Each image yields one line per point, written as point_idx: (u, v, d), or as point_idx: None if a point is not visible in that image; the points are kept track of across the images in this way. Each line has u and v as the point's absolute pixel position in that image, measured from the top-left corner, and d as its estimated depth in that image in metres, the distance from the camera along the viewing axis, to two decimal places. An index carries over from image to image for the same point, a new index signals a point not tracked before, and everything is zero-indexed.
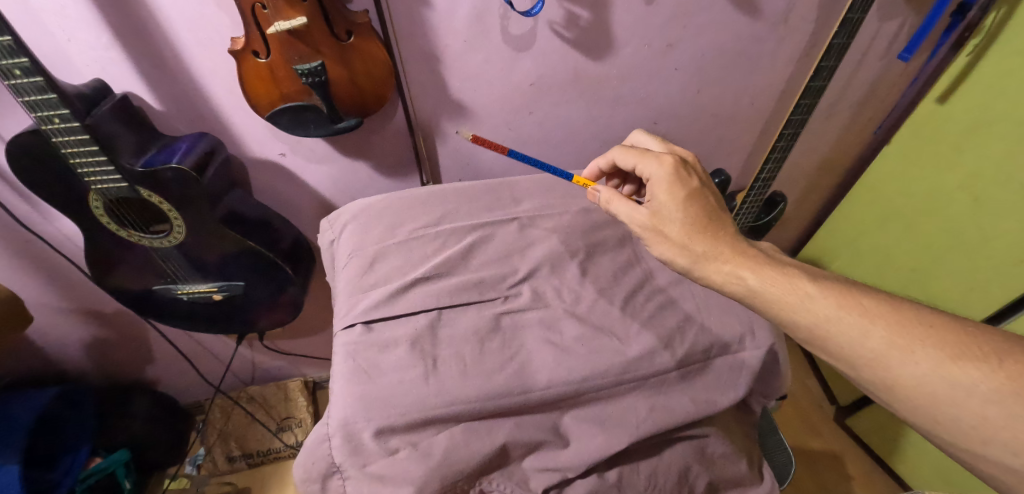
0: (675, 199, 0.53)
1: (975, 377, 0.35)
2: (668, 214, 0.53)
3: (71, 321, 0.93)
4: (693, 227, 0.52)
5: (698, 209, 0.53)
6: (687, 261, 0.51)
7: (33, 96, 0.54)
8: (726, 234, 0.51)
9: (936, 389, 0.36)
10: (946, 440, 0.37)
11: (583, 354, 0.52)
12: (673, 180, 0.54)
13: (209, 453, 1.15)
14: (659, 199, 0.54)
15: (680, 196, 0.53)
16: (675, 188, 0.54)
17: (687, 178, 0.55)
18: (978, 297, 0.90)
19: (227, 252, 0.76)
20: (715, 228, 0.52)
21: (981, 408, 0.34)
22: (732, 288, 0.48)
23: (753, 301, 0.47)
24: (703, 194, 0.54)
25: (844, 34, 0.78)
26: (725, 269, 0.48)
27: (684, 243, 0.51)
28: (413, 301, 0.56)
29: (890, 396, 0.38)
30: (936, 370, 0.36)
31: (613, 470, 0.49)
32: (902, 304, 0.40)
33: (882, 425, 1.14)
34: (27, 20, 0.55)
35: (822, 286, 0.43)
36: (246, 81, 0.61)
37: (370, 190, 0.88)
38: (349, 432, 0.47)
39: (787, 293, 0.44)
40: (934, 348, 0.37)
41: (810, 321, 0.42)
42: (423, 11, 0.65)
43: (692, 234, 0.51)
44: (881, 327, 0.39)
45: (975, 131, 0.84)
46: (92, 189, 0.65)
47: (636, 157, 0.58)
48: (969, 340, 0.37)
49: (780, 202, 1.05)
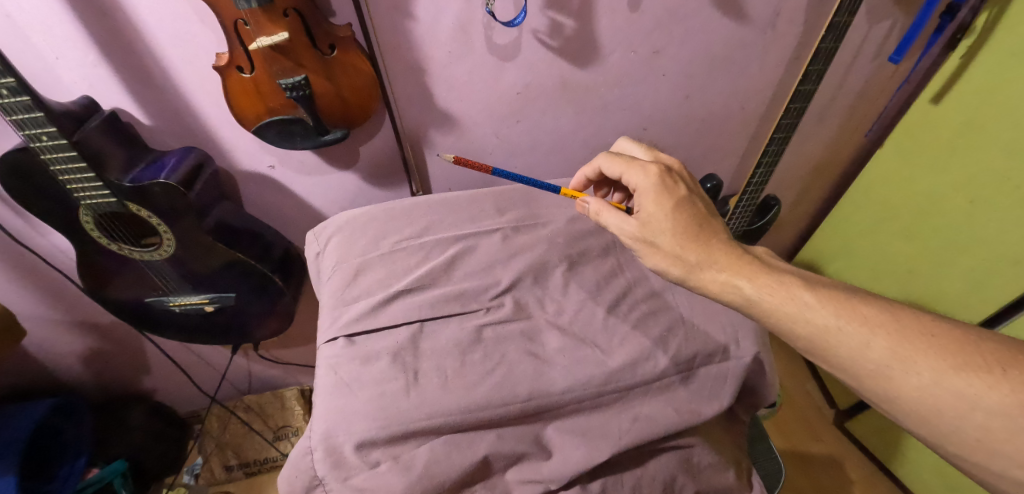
0: (664, 209, 0.53)
1: (979, 389, 0.34)
2: (658, 225, 0.52)
3: (68, 333, 0.94)
4: (683, 236, 0.51)
5: (688, 217, 0.52)
6: (680, 271, 0.50)
7: (21, 115, 0.55)
8: (718, 241, 0.51)
9: (939, 401, 0.35)
10: (951, 451, 0.36)
11: (565, 365, 0.52)
12: (660, 191, 0.54)
13: (207, 462, 1.17)
14: (648, 210, 0.53)
15: (667, 206, 0.53)
16: (662, 198, 0.53)
17: (674, 187, 0.54)
18: (974, 300, 0.88)
19: (218, 264, 0.77)
20: (706, 236, 0.51)
21: (984, 419, 0.34)
22: (728, 297, 0.47)
23: (751, 310, 0.46)
24: (691, 202, 0.53)
25: (832, 38, 0.78)
26: (721, 278, 0.48)
27: (677, 253, 0.51)
28: (396, 313, 0.57)
29: (892, 406, 0.38)
30: (939, 381, 0.36)
31: (596, 482, 0.49)
32: (903, 312, 0.40)
33: (882, 428, 1.13)
34: (15, 40, 0.56)
35: (819, 296, 0.43)
36: (231, 95, 0.61)
37: (360, 201, 0.88)
38: (331, 445, 0.47)
39: (785, 303, 0.44)
40: (936, 358, 0.36)
41: (809, 332, 0.42)
42: (406, 23, 0.66)
43: (684, 243, 0.51)
44: (882, 337, 0.39)
45: (967, 132, 0.83)
46: (82, 204, 0.65)
47: (622, 166, 0.58)
48: (972, 349, 0.36)
49: (774, 205, 1.04)
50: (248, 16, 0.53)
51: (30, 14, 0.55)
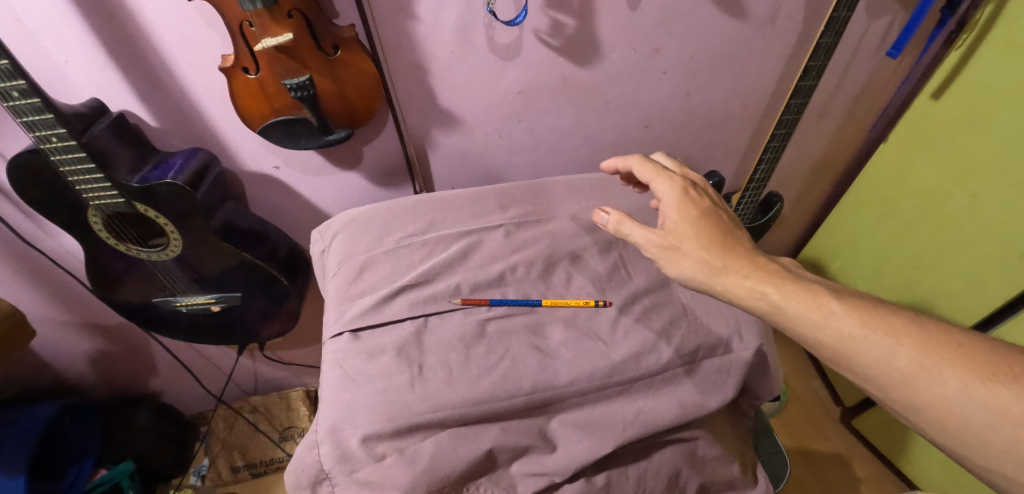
0: (688, 217, 0.53)
1: (1006, 400, 0.34)
2: (684, 233, 0.52)
3: (76, 334, 0.95)
4: (709, 243, 0.51)
5: (713, 226, 0.52)
6: (707, 276, 0.50)
7: (31, 117, 0.56)
8: (743, 250, 0.50)
9: (966, 412, 0.35)
10: (978, 463, 0.36)
11: (569, 358, 0.53)
12: (685, 201, 0.54)
13: (213, 464, 1.18)
14: (673, 218, 0.53)
15: (692, 215, 0.53)
16: (687, 208, 0.53)
17: (699, 199, 0.55)
18: (980, 294, 0.88)
19: (226, 265, 0.78)
20: (732, 243, 0.51)
21: (1013, 431, 0.34)
22: (755, 304, 0.47)
23: (776, 318, 0.46)
24: (715, 213, 0.54)
25: (832, 33, 0.77)
26: (747, 284, 0.47)
27: (703, 259, 0.50)
28: (401, 307, 0.57)
29: (917, 417, 0.38)
30: (966, 391, 0.36)
31: (601, 474, 0.49)
32: (928, 323, 0.40)
33: (891, 424, 1.11)
34: (26, 43, 0.57)
35: (844, 303, 0.43)
36: (238, 96, 0.62)
37: (364, 201, 0.89)
38: (337, 439, 0.48)
39: (812, 309, 0.43)
40: (961, 368, 0.36)
41: (834, 339, 0.41)
42: (409, 24, 0.67)
43: (711, 249, 0.50)
44: (907, 347, 0.39)
45: (969, 127, 0.83)
46: (91, 205, 0.66)
47: (651, 174, 0.58)
48: (998, 360, 0.36)
49: (778, 203, 1.03)
50: (253, 17, 0.54)
51: (40, 18, 0.56)
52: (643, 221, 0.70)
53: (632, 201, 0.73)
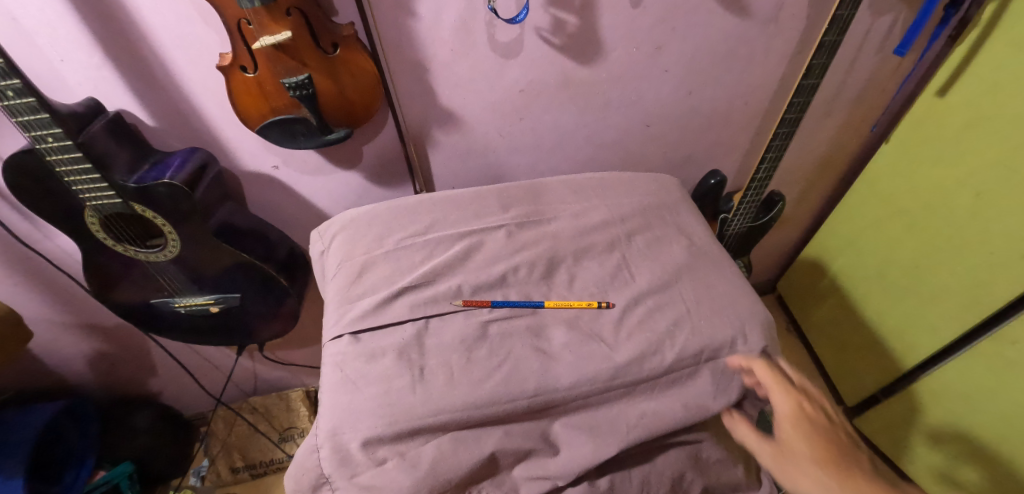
0: (802, 434, 0.47)
1: None
2: (801, 453, 0.46)
3: (74, 335, 0.94)
4: (827, 468, 0.44)
5: (830, 448, 0.46)
6: None
7: (27, 117, 0.55)
8: (866, 476, 0.43)
9: None
10: None
11: (572, 361, 0.52)
12: (803, 417, 0.48)
13: (213, 464, 1.17)
14: (788, 436, 0.47)
15: (810, 435, 0.47)
16: (802, 424, 0.47)
17: (819, 417, 0.48)
18: (982, 295, 0.87)
19: (224, 265, 0.77)
20: (853, 468, 0.44)
21: None
22: None
23: None
24: (835, 433, 0.47)
25: (836, 30, 0.75)
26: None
27: (825, 481, 0.43)
28: (401, 309, 0.57)
29: None
30: None
31: (604, 478, 0.49)
32: None
33: (893, 423, 1.11)
34: (21, 42, 0.56)
35: None
36: (236, 96, 0.62)
37: (364, 200, 0.88)
38: (337, 443, 0.47)
39: None
40: None
41: None
42: (408, 22, 0.66)
43: (833, 475, 0.43)
44: None
45: (973, 126, 0.82)
46: (88, 206, 0.66)
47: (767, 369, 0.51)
48: None
49: (779, 201, 1.01)
50: (251, 15, 0.53)
51: (35, 16, 0.55)
52: (645, 221, 0.69)
53: (635, 201, 0.72)
